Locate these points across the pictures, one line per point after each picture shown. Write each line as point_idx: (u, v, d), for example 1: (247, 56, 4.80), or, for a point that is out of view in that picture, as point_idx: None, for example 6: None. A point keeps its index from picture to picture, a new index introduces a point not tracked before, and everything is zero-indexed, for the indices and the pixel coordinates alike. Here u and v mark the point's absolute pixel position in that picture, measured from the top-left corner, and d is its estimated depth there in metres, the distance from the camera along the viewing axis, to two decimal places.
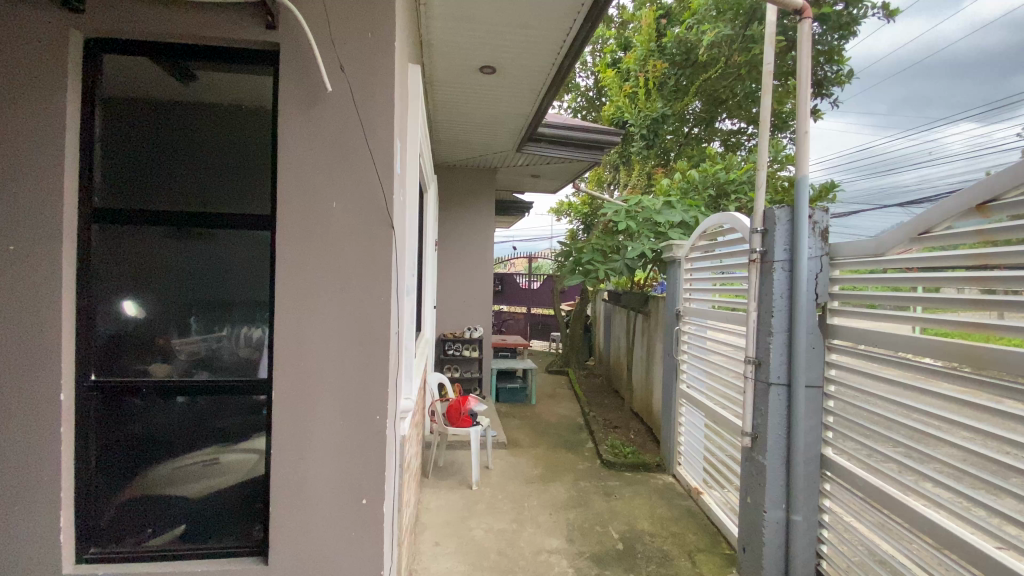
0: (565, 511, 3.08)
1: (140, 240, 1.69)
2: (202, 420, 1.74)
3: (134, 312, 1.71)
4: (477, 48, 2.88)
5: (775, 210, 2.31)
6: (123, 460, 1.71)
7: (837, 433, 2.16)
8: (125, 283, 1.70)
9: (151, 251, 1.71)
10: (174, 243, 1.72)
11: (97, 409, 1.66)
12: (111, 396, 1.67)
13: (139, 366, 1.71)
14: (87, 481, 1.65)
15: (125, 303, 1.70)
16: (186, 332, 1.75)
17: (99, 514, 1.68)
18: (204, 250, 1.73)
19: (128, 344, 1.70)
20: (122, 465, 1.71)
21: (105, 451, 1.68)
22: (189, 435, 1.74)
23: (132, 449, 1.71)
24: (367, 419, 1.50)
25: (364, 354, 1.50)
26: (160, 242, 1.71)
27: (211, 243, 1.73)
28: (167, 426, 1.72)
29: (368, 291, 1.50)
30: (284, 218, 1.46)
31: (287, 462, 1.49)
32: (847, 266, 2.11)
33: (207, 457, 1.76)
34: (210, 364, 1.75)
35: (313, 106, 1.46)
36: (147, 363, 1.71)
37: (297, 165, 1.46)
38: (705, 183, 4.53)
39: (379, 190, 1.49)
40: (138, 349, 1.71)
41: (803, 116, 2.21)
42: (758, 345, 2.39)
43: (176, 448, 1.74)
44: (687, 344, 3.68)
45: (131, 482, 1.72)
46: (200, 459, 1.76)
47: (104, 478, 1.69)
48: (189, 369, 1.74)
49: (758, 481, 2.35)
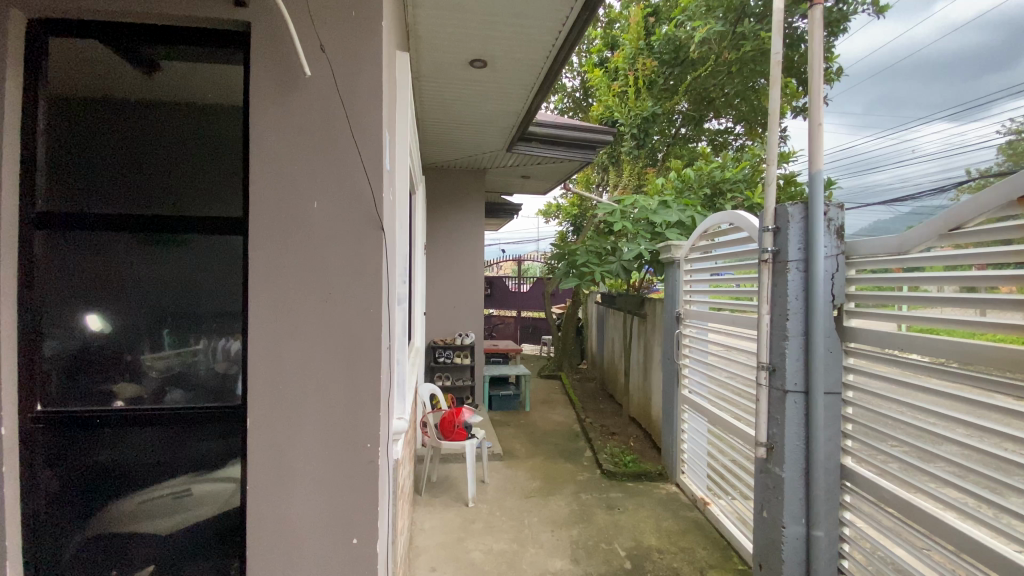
0: (568, 528, 2.93)
1: (99, 246, 1.49)
2: (176, 446, 1.55)
3: (97, 326, 1.51)
4: (466, 39, 2.71)
5: (788, 207, 2.18)
6: (84, 496, 1.51)
7: (858, 442, 2.02)
8: (84, 294, 1.50)
9: (107, 259, 1.50)
10: (140, 248, 1.52)
11: (47, 441, 1.47)
12: (65, 424, 1.47)
13: (96, 392, 1.51)
14: (42, 521, 1.47)
15: (88, 316, 1.51)
16: (157, 348, 1.54)
17: (58, 557, 1.50)
18: (171, 256, 1.53)
19: (85, 366, 1.50)
20: (81, 502, 1.51)
21: (62, 487, 1.49)
22: (161, 463, 1.55)
23: (92, 483, 1.51)
24: (356, 447, 1.33)
25: (351, 374, 1.32)
26: (123, 246, 1.50)
27: (180, 249, 1.53)
28: (132, 456, 1.53)
29: (355, 302, 1.32)
30: (256, 220, 1.29)
31: (263, 496, 1.31)
32: (864, 265, 1.98)
33: (178, 489, 1.56)
34: (184, 382, 1.56)
35: (290, 94, 1.29)
36: (109, 386, 1.52)
37: (271, 159, 1.29)
38: (700, 182, 4.42)
39: (365, 188, 1.32)
40: (96, 371, 1.51)
41: (816, 107, 2.10)
42: (772, 350, 2.26)
43: (145, 479, 1.54)
44: (687, 348, 3.54)
45: (92, 520, 1.52)
46: (169, 490, 1.56)
47: (65, 517, 1.50)
48: (160, 389, 1.55)
49: (775, 494, 2.22)
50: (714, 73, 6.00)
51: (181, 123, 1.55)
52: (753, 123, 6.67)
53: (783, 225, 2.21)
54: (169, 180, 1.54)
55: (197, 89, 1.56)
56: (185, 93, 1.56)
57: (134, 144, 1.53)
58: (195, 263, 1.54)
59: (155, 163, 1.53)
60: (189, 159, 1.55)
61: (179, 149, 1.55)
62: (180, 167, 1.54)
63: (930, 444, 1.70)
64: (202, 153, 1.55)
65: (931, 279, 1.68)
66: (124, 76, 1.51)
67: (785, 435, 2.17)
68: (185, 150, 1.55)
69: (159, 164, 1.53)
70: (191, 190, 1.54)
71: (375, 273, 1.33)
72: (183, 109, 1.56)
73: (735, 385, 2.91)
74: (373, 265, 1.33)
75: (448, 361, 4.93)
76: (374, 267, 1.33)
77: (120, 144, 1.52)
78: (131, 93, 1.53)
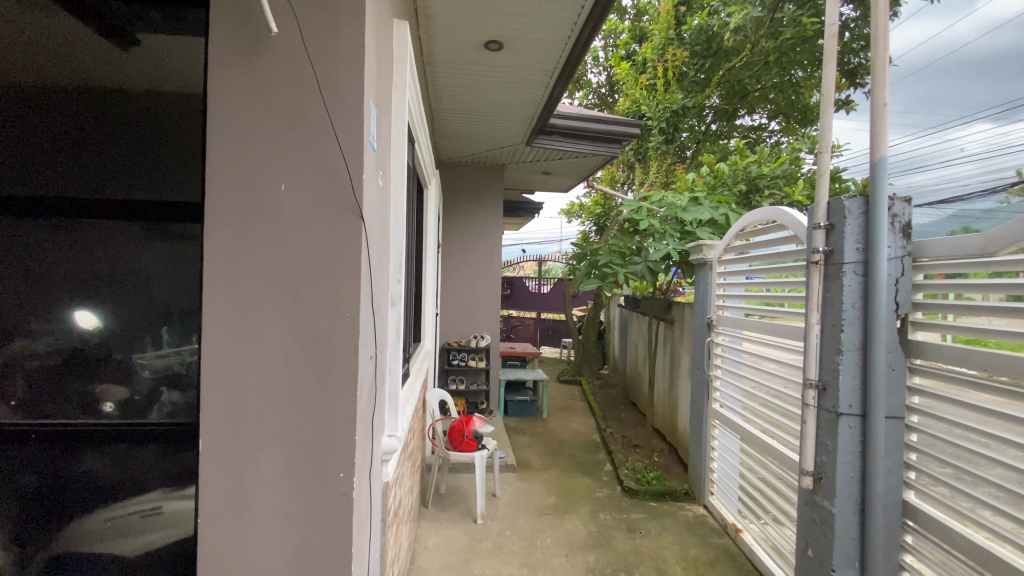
0: (584, 553, 2.68)
1: (97, 235, 1.37)
2: (164, 455, 1.39)
3: (89, 325, 1.37)
4: (480, 18, 2.48)
5: (845, 201, 1.88)
6: (54, 502, 1.36)
7: (923, 476, 1.72)
8: (72, 286, 1.36)
9: (99, 247, 1.37)
10: (135, 237, 1.38)
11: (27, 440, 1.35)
12: (57, 437, 1.36)
13: (83, 391, 1.37)
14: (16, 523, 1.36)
15: (80, 313, 1.37)
16: (157, 345, 1.38)
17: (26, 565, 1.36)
18: (146, 246, 1.38)
19: (74, 364, 1.37)
20: (52, 509, 1.36)
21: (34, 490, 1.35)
22: (136, 474, 1.38)
23: (65, 489, 1.36)
24: (326, 477, 1.11)
25: (322, 388, 1.11)
26: (129, 237, 1.38)
27: (155, 237, 1.39)
28: (108, 465, 1.38)
29: (327, 304, 1.11)
30: (210, 201, 1.09)
31: (215, 530, 1.11)
32: (936, 268, 1.67)
33: (147, 507, 1.39)
34: (178, 382, 1.38)
35: (254, 55, 1.09)
36: (95, 386, 1.37)
37: (229, 132, 1.09)
38: (736, 178, 4.09)
39: (341, 169, 1.10)
40: (85, 370, 1.37)
41: (881, 83, 1.80)
42: (822, 366, 1.97)
43: (117, 491, 1.38)
44: (719, 358, 3.23)
45: (60, 530, 1.37)
46: (138, 508, 1.38)
47: (35, 524, 1.36)
48: (154, 390, 1.38)
49: (823, 532, 1.93)
50: (751, 63, 5.66)
51: (147, 110, 1.40)
52: (792, 116, 6.26)
53: (838, 222, 1.91)
54: (137, 168, 1.39)
55: (172, 70, 1.41)
56: (150, 82, 1.40)
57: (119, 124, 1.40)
58: (190, 256, 1.38)
59: (127, 151, 1.40)
60: (158, 147, 1.40)
61: (147, 137, 1.40)
62: (149, 157, 1.39)
63: (1015, 484, 1.40)
64: (171, 141, 1.40)
65: (988, 285, 1.47)
66: (100, 62, 1.40)
67: (839, 463, 1.87)
68: (152, 137, 1.40)
69: (139, 148, 1.39)
70: (159, 178, 1.39)
71: (353, 269, 1.11)
72: (147, 97, 1.40)
73: (773, 400, 2.61)
74: (349, 261, 1.11)
75: (462, 364, 4.70)
76: (352, 261, 1.11)
77: (108, 128, 1.40)
78: (104, 74, 1.40)
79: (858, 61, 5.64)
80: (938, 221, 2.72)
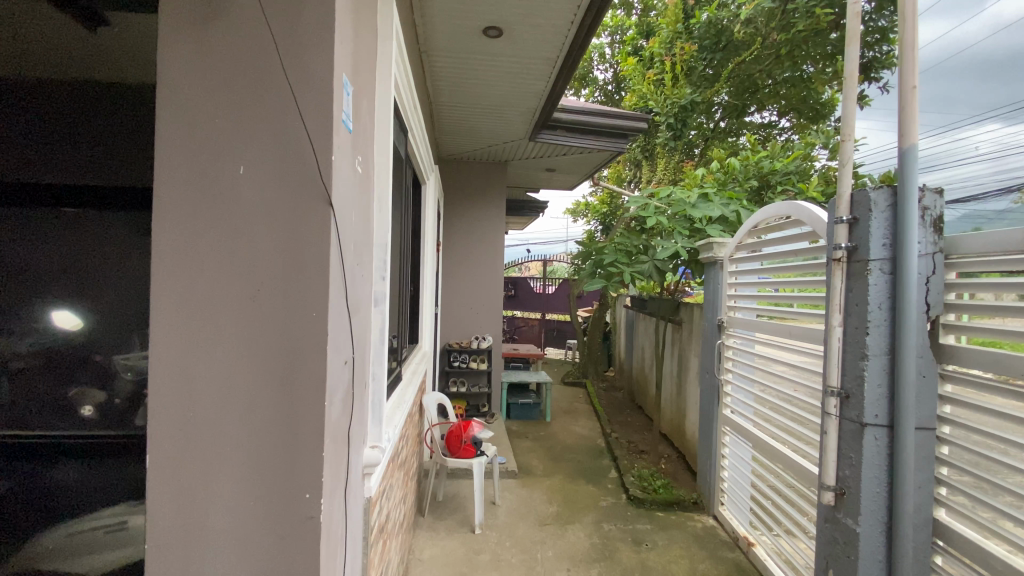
0: (587, 566, 2.54)
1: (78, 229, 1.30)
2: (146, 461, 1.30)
3: (73, 327, 1.29)
4: (477, 2, 2.34)
5: (870, 193, 1.72)
6: (16, 514, 1.28)
7: (956, 492, 1.57)
8: (58, 285, 1.30)
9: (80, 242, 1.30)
10: (119, 233, 1.31)
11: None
12: (24, 446, 1.28)
13: (57, 395, 1.28)
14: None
15: (60, 314, 1.29)
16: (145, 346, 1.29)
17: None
18: (119, 240, 1.30)
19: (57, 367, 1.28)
20: (14, 522, 1.28)
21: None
22: (104, 486, 1.28)
23: (30, 500, 1.28)
24: (292, 497, 0.98)
25: (285, 398, 0.98)
26: (118, 233, 1.31)
27: (130, 232, 1.31)
28: (72, 476, 1.28)
29: (291, 302, 0.98)
30: (160, 186, 0.97)
31: (168, 555, 0.98)
32: (972, 265, 1.52)
33: (112, 522, 1.29)
34: None
35: (210, 23, 0.97)
36: (75, 389, 1.29)
37: (182, 109, 0.97)
38: (747, 173, 3.93)
39: (306, 150, 0.97)
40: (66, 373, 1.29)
41: (909, 64, 1.64)
42: (844, 372, 1.81)
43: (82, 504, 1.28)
44: (729, 362, 3.08)
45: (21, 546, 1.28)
46: (104, 523, 1.29)
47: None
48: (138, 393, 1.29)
49: (846, 551, 1.78)
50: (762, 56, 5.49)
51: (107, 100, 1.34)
52: (806, 111, 5.98)
53: (862, 216, 1.75)
54: (100, 157, 1.32)
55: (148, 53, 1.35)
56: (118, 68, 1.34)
57: (87, 111, 1.33)
58: None
59: (95, 137, 1.33)
60: (119, 137, 1.33)
61: (107, 127, 1.33)
62: (112, 148, 1.33)
63: None
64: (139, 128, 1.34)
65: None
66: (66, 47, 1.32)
67: (864, 478, 1.72)
68: (134, 134, 1.33)
69: (109, 135, 1.33)
70: (123, 170, 1.32)
71: (319, 263, 0.98)
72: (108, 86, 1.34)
73: (788, 407, 2.46)
74: (315, 254, 0.98)
75: (464, 366, 4.57)
76: (318, 253, 0.98)
77: (78, 115, 1.33)
78: (71, 59, 1.33)
79: (873, 55, 5.42)
80: (963, 219, 2.57)
